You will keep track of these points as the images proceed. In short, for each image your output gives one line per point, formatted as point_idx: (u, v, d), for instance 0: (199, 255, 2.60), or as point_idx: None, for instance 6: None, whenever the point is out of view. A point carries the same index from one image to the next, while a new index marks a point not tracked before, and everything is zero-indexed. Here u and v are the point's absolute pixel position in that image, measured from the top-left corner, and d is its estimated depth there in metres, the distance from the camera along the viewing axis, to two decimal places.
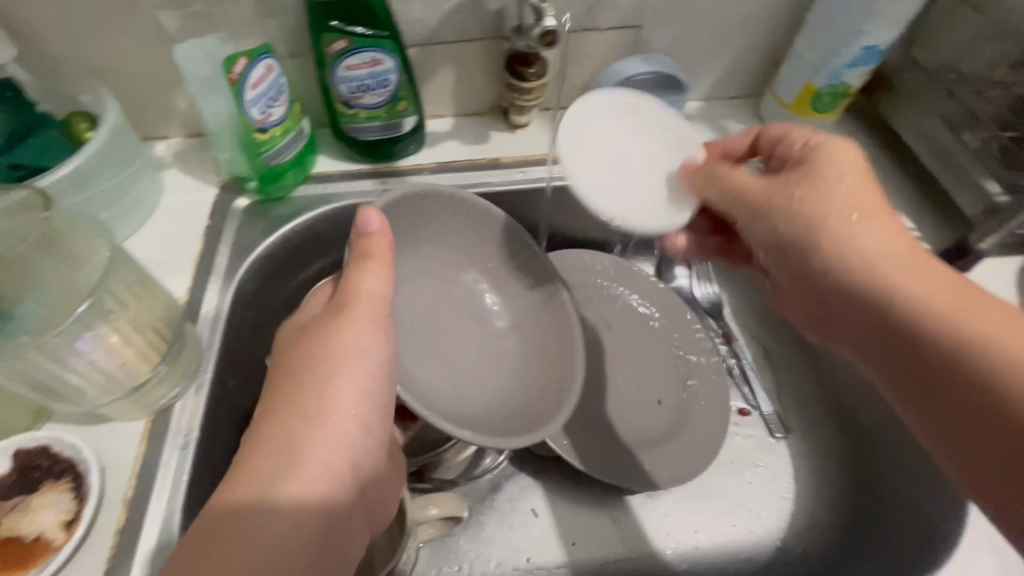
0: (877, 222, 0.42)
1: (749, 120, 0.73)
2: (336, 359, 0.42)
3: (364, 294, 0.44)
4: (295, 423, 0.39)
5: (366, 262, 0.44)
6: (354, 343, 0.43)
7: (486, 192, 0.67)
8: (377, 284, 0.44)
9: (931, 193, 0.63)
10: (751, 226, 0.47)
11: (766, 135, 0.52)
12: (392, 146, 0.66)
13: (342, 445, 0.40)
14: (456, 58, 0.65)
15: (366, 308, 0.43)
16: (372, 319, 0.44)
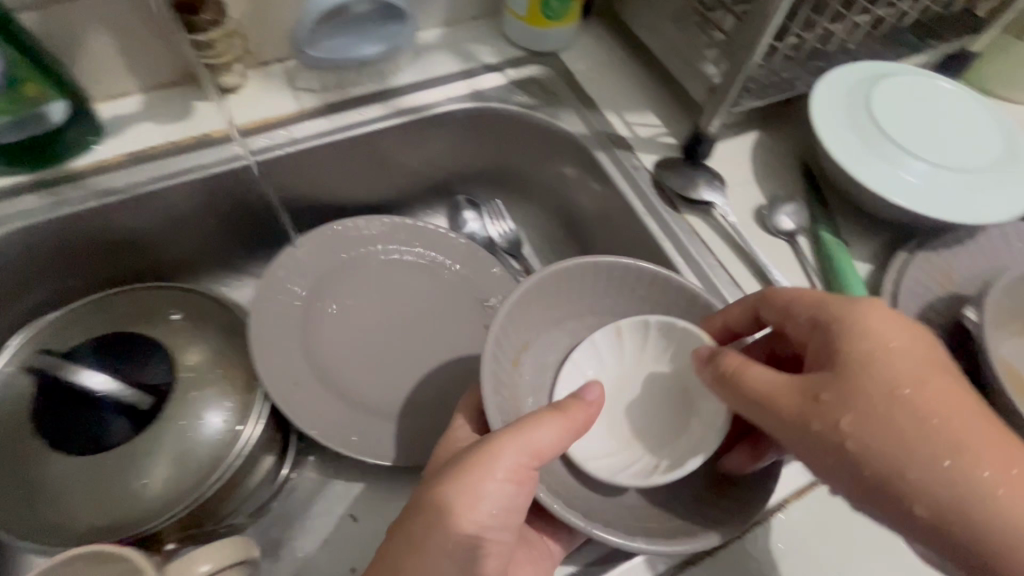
0: (1004, 466, 0.31)
1: (495, 40, 0.67)
2: (477, 488, 0.37)
3: (534, 446, 0.37)
4: (476, 480, 0.37)
5: (548, 411, 0.38)
6: (500, 464, 0.37)
7: (201, 178, 0.56)
8: (546, 434, 0.37)
9: (673, 87, 0.63)
10: (814, 455, 0.34)
11: (764, 303, 0.41)
12: (49, 145, 0.51)
13: (476, 520, 0.37)
14: (104, 18, 0.51)
15: (512, 458, 0.36)
16: (524, 455, 0.37)
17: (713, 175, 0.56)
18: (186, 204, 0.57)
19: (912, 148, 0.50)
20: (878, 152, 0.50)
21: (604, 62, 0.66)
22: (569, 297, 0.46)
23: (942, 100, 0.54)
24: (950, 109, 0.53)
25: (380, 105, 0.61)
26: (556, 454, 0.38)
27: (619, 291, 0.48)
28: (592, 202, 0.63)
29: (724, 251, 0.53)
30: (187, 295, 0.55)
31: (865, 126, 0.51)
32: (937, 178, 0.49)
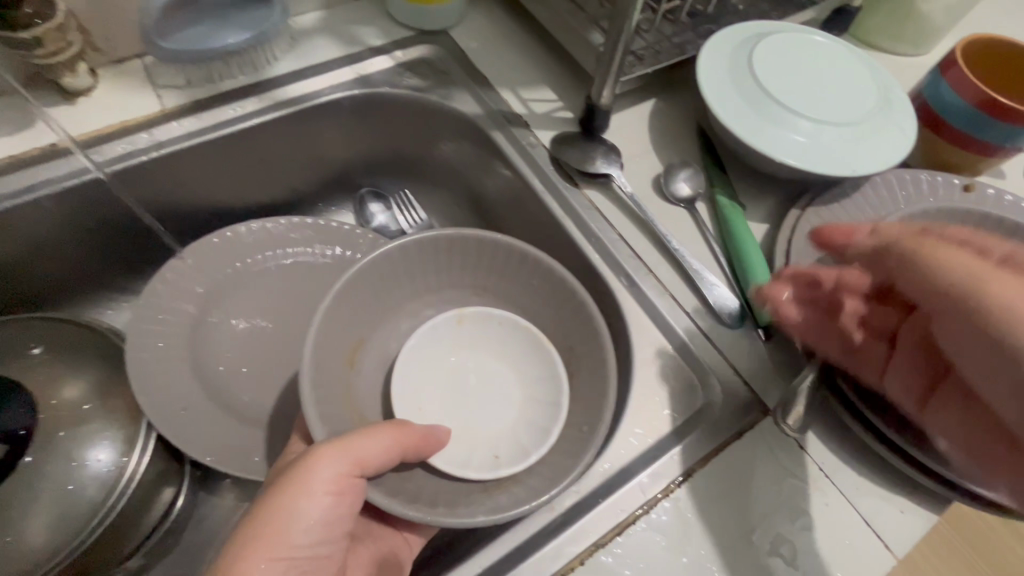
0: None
1: (379, 21, 0.63)
2: (303, 501, 0.38)
3: (362, 458, 0.39)
4: (294, 486, 0.38)
5: (385, 423, 0.41)
6: (320, 477, 0.38)
7: (52, 193, 0.50)
8: (375, 439, 0.39)
9: (567, 60, 0.61)
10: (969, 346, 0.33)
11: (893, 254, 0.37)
12: None
13: (297, 537, 0.37)
14: None
15: (339, 464, 0.38)
16: (345, 463, 0.38)
17: (609, 147, 0.54)
18: (40, 223, 0.51)
19: (794, 105, 0.51)
20: (764, 112, 0.50)
21: (496, 38, 0.63)
22: (414, 273, 0.52)
23: (819, 56, 0.55)
24: (827, 65, 0.54)
25: (257, 99, 0.56)
26: (388, 459, 0.40)
27: (451, 262, 0.53)
28: (495, 184, 0.61)
29: (624, 224, 0.52)
30: (54, 326, 0.50)
31: (750, 87, 0.51)
32: (820, 133, 0.50)
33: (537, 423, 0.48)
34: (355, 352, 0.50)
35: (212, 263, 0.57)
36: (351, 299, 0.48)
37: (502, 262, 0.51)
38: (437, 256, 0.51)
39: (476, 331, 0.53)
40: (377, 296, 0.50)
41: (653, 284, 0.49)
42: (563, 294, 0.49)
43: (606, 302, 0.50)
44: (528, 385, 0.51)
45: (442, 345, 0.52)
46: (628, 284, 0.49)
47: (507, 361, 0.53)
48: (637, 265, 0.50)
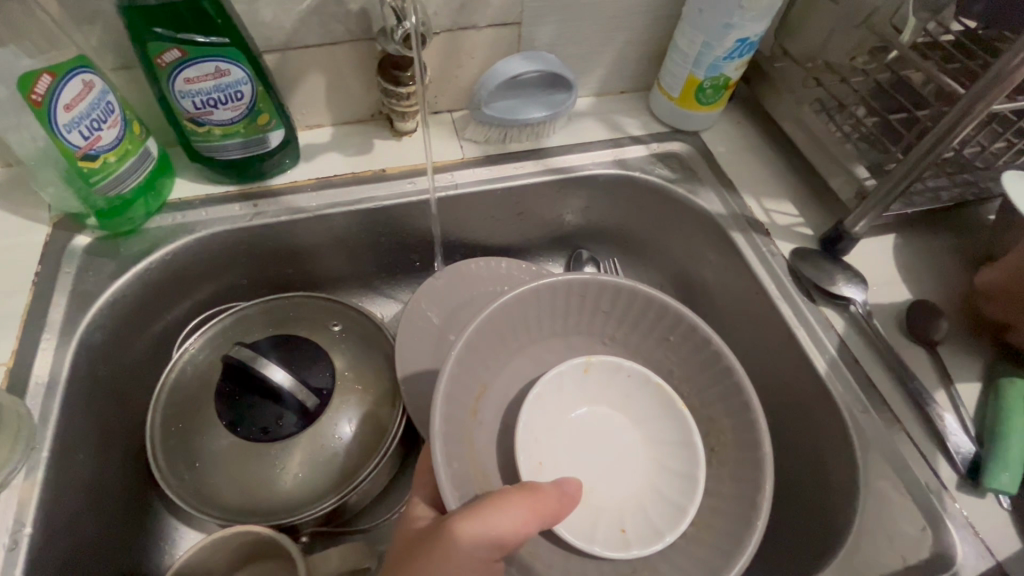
0: None
1: (640, 114, 0.72)
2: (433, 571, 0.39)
3: (501, 536, 0.39)
4: (441, 558, 0.38)
5: (519, 492, 0.41)
6: (464, 554, 0.38)
7: (374, 208, 0.62)
8: (511, 515, 0.39)
9: (811, 179, 0.65)
10: None
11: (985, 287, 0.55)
12: (260, 164, 0.59)
13: None
14: (325, 65, 0.59)
15: (481, 540, 0.39)
16: (486, 542, 0.39)
17: (852, 272, 0.56)
18: (355, 228, 0.64)
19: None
20: None
21: (742, 147, 0.69)
22: (554, 312, 0.54)
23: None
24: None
25: (534, 162, 0.66)
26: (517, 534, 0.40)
27: (587, 314, 0.55)
28: (717, 278, 0.65)
29: (860, 348, 0.53)
30: (347, 309, 0.61)
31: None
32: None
33: (667, 494, 0.51)
34: (479, 399, 0.51)
35: (461, 285, 0.67)
36: (499, 327, 0.50)
37: (654, 325, 0.54)
38: (586, 299, 0.53)
39: (601, 378, 0.56)
40: (525, 329, 0.53)
41: (887, 416, 0.49)
42: (714, 381, 0.51)
43: (830, 421, 0.51)
44: (653, 449, 0.54)
45: (566, 387, 0.55)
46: (862, 408, 0.50)
47: (626, 416, 0.56)
48: (870, 391, 0.51)
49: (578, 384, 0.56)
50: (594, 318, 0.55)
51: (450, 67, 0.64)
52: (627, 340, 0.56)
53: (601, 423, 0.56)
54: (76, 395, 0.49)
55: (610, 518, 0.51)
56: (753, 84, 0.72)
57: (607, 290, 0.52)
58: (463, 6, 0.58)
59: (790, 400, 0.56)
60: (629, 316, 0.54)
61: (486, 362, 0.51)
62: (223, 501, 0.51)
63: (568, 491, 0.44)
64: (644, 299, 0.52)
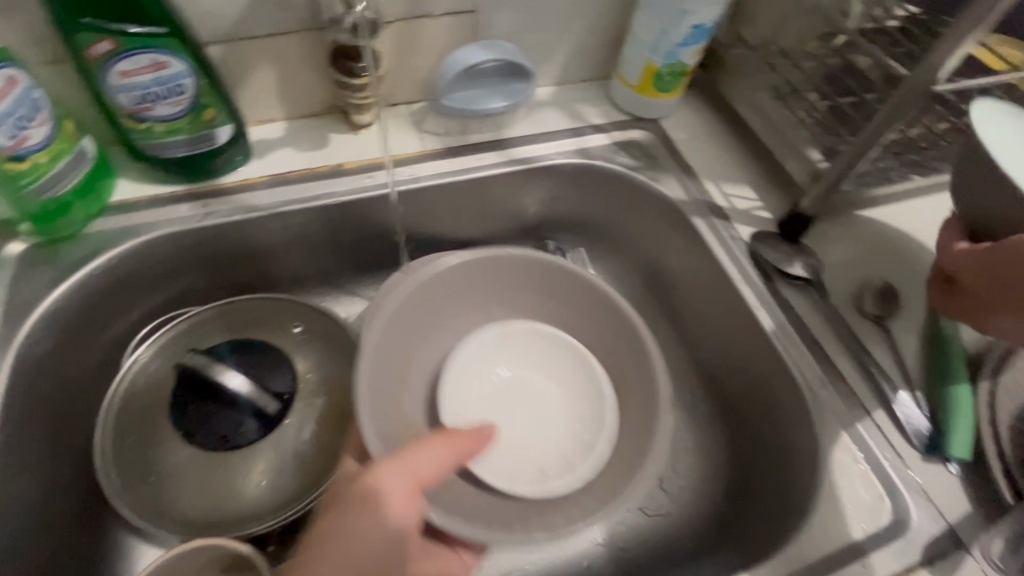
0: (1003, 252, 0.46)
1: (602, 102, 0.72)
2: (356, 536, 0.36)
3: (419, 464, 0.39)
4: (359, 501, 0.37)
5: (439, 436, 0.41)
6: (383, 495, 0.37)
7: (332, 205, 0.60)
8: (432, 455, 0.40)
9: (769, 164, 0.67)
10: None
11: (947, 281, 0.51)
12: (209, 162, 0.56)
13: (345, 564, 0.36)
14: (273, 56, 0.57)
15: (401, 476, 0.38)
16: (407, 477, 0.38)
17: (809, 253, 0.58)
18: (313, 226, 0.62)
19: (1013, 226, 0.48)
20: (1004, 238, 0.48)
21: (702, 134, 0.70)
22: (470, 286, 0.56)
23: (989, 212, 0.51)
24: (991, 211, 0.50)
25: (496, 154, 0.66)
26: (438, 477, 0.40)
27: (504, 284, 0.56)
28: (681, 263, 0.66)
29: (818, 327, 0.55)
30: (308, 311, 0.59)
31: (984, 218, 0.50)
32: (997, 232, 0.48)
33: (586, 439, 0.53)
34: (406, 370, 0.54)
35: None
36: (410, 304, 0.52)
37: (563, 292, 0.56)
38: (496, 272, 0.55)
39: (522, 344, 0.57)
40: (439, 305, 0.55)
41: (845, 392, 0.51)
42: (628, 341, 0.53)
43: (791, 399, 0.53)
44: (583, 412, 0.55)
45: (488, 361, 0.56)
46: (822, 384, 0.51)
47: (556, 384, 0.56)
48: (828, 367, 0.52)
49: (499, 358, 0.57)
50: (508, 293, 0.57)
51: (406, 58, 0.62)
52: (545, 307, 0.58)
53: (534, 392, 0.56)
54: None
55: (530, 466, 0.52)
56: (711, 71, 0.72)
57: (514, 262, 0.55)
58: None
59: (754, 380, 0.57)
60: (540, 286, 0.56)
61: (405, 336, 0.52)
62: (184, 514, 0.49)
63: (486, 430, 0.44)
64: (550, 267, 0.55)
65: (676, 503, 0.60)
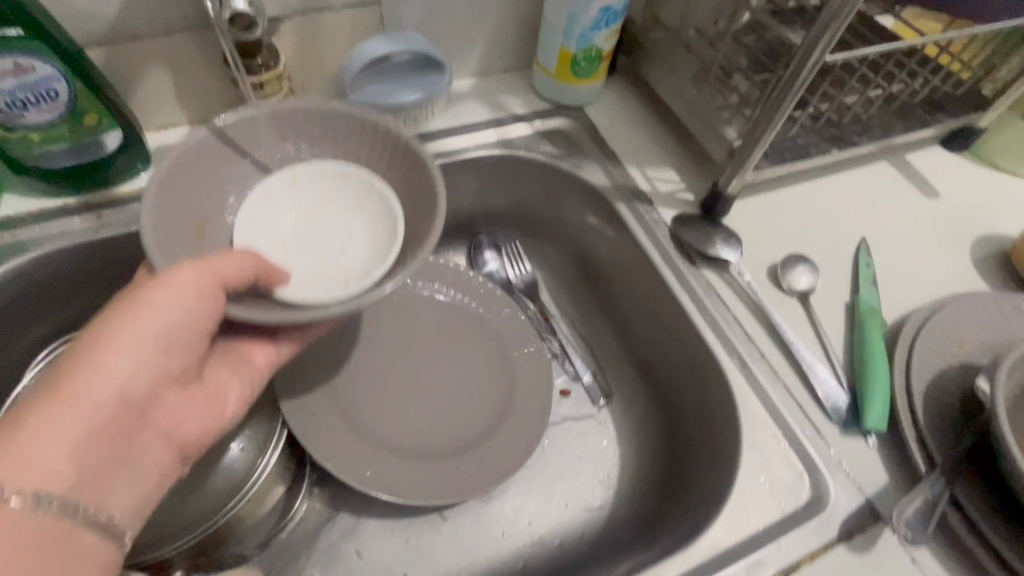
0: None
1: (524, 92, 0.71)
2: (143, 323, 0.35)
3: (214, 269, 0.36)
4: (145, 303, 0.35)
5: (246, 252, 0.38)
6: (166, 287, 0.35)
7: None
8: (236, 260, 0.37)
9: (691, 146, 0.66)
10: None
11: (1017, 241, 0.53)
12: (100, 170, 0.53)
13: (117, 376, 0.34)
14: (165, 58, 0.54)
15: (195, 272, 0.35)
16: (202, 272, 0.36)
17: (729, 233, 0.57)
18: None
19: None
20: None
21: (625, 119, 0.69)
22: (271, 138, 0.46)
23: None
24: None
25: None
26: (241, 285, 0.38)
27: (311, 136, 0.47)
28: (609, 250, 0.65)
29: (739, 306, 0.54)
30: None
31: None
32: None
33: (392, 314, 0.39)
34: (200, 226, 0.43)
35: None
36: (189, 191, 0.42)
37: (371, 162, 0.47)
38: (286, 124, 0.45)
39: (322, 186, 0.47)
40: (234, 156, 0.45)
41: (764, 370, 0.50)
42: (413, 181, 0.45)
43: (712, 381, 0.52)
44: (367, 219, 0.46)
45: (276, 208, 0.46)
46: (740, 364, 0.51)
47: (348, 233, 0.46)
48: (748, 346, 0.51)
49: (292, 204, 0.47)
50: (305, 136, 0.47)
51: (311, 54, 0.60)
52: (357, 145, 0.47)
53: (334, 233, 0.46)
54: None
55: None
56: (633, 55, 0.71)
57: (302, 111, 0.45)
58: None
59: (682, 365, 0.56)
60: (333, 132, 0.46)
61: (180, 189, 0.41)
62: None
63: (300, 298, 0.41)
64: (363, 122, 0.46)
65: (611, 492, 0.61)
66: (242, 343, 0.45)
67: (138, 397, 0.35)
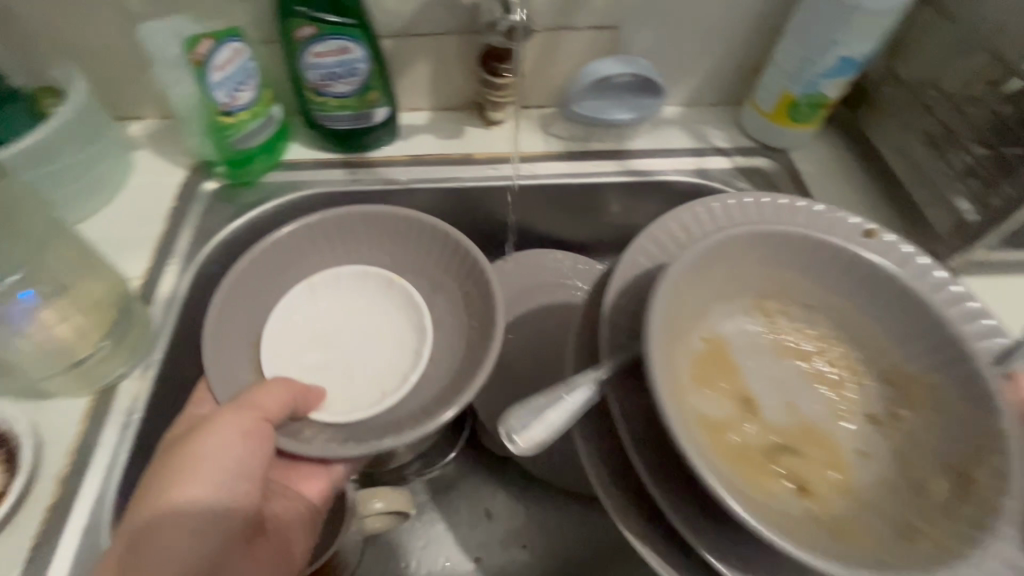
0: None
1: (728, 127, 0.72)
2: (219, 457, 0.42)
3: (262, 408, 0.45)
4: (200, 442, 0.42)
5: (236, 407, 0.44)
6: (225, 439, 0.43)
7: (456, 188, 0.67)
8: (271, 393, 0.46)
9: (905, 211, 0.63)
10: None
11: None
12: (364, 137, 0.65)
13: (184, 523, 0.40)
14: (431, 52, 0.64)
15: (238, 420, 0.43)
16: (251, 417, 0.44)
17: None
18: (434, 205, 0.68)
19: None
20: None
21: (832, 171, 0.67)
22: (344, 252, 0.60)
23: None
24: None
25: (615, 163, 0.68)
26: (278, 412, 0.46)
27: (392, 239, 0.60)
28: None
29: None
30: None
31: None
32: None
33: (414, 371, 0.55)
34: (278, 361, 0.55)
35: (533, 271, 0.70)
36: (254, 276, 0.55)
37: (419, 238, 0.59)
38: (373, 227, 0.59)
39: (353, 279, 0.60)
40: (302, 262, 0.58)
41: None
42: (471, 338, 0.54)
43: None
44: (412, 331, 0.58)
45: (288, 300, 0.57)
46: None
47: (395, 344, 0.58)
48: None
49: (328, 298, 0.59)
50: (341, 244, 0.59)
51: (545, 66, 0.66)
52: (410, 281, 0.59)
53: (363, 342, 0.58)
54: (188, 312, 0.57)
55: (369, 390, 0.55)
56: (856, 107, 0.69)
57: (383, 223, 0.58)
58: (565, 7, 0.60)
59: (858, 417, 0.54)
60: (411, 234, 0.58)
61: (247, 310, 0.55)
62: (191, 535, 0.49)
63: (287, 385, 0.48)
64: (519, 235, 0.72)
65: None
66: (302, 480, 0.50)
67: (223, 522, 0.41)
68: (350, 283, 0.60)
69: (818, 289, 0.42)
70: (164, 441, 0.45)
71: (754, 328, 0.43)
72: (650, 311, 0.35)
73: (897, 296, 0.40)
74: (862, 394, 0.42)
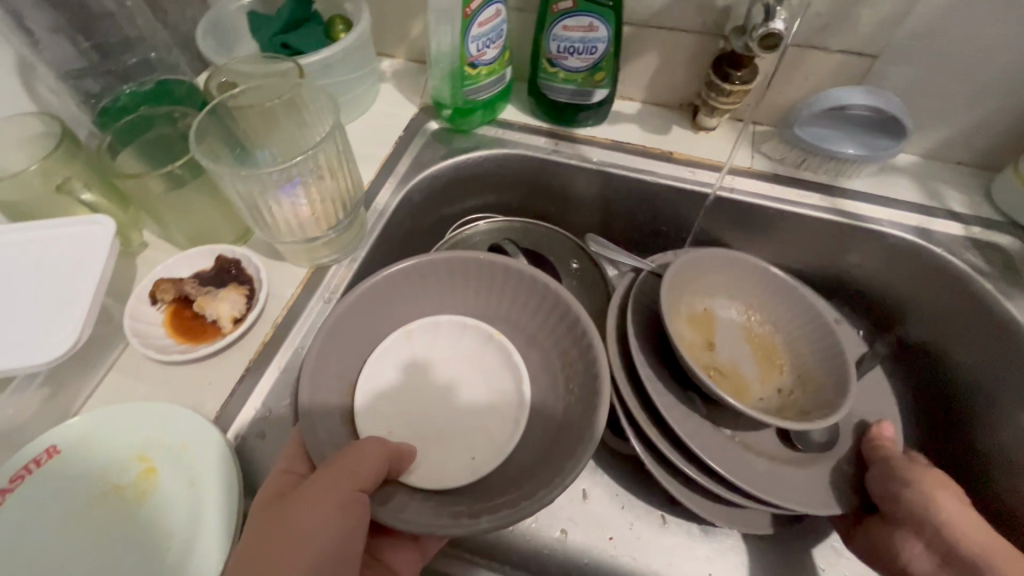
0: None
1: (971, 192, 0.63)
2: (309, 542, 0.38)
3: (357, 476, 0.40)
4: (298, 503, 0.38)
5: (330, 467, 0.40)
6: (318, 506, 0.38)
7: (649, 181, 0.67)
8: (365, 458, 0.41)
9: None
10: None
11: None
12: (575, 113, 0.68)
13: None
14: (666, 47, 0.65)
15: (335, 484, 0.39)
16: (346, 482, 0.40)
17: None
18: (621, 192, 0.70)
19: None
20: None
21: None
22: (447, 296, 0.59)
23: None
24: None
25: (825, 199, 0.63)
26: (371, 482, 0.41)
27: (497, 291, 0.59)
28: (989, 403, 0.57)
29: None
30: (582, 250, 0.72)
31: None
32: None
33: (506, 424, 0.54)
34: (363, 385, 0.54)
35: None
36: (360, 311, 0.54)
37: (511, 290, 0.58)
38: (479, 276, 0.58)
39: (450, 332, 0.59)
40: (404, 299, 0.57)
41: None
42: (566, 431, 0.51)
43: None
44: (504, 385, 0.57)
45: (388, 352, 0.56)
46: None
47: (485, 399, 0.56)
48: None
49: (417, 351, 0.58)
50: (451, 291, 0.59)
51: (778, 83, 0.64)
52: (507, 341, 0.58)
53: (454, 393, 0.57)
54: (390, 226, 0.65)
55: (462, 447, 0.53)
56: None
57: (496, 273, 0.58)
58: (825, 25, 0.57)
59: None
60: (510, 288, 0.58)
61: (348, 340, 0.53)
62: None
63: (381, 449, 0.43)
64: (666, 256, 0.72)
65: None
66: (396, 556, 0.48)
67: None
68: (446, 332, 0.59)
69: (783, 313, 0.63)
70: (254, 504, 0.41)
71: (735, 317, 0.63)
72: (665, 278, 0.57)
73: (820, 326, 0.60)
74: (783, 379, 0.60)
